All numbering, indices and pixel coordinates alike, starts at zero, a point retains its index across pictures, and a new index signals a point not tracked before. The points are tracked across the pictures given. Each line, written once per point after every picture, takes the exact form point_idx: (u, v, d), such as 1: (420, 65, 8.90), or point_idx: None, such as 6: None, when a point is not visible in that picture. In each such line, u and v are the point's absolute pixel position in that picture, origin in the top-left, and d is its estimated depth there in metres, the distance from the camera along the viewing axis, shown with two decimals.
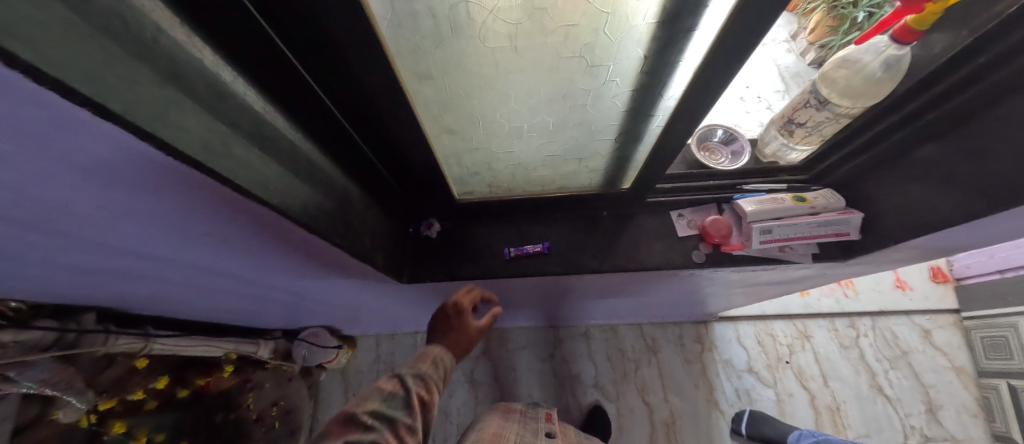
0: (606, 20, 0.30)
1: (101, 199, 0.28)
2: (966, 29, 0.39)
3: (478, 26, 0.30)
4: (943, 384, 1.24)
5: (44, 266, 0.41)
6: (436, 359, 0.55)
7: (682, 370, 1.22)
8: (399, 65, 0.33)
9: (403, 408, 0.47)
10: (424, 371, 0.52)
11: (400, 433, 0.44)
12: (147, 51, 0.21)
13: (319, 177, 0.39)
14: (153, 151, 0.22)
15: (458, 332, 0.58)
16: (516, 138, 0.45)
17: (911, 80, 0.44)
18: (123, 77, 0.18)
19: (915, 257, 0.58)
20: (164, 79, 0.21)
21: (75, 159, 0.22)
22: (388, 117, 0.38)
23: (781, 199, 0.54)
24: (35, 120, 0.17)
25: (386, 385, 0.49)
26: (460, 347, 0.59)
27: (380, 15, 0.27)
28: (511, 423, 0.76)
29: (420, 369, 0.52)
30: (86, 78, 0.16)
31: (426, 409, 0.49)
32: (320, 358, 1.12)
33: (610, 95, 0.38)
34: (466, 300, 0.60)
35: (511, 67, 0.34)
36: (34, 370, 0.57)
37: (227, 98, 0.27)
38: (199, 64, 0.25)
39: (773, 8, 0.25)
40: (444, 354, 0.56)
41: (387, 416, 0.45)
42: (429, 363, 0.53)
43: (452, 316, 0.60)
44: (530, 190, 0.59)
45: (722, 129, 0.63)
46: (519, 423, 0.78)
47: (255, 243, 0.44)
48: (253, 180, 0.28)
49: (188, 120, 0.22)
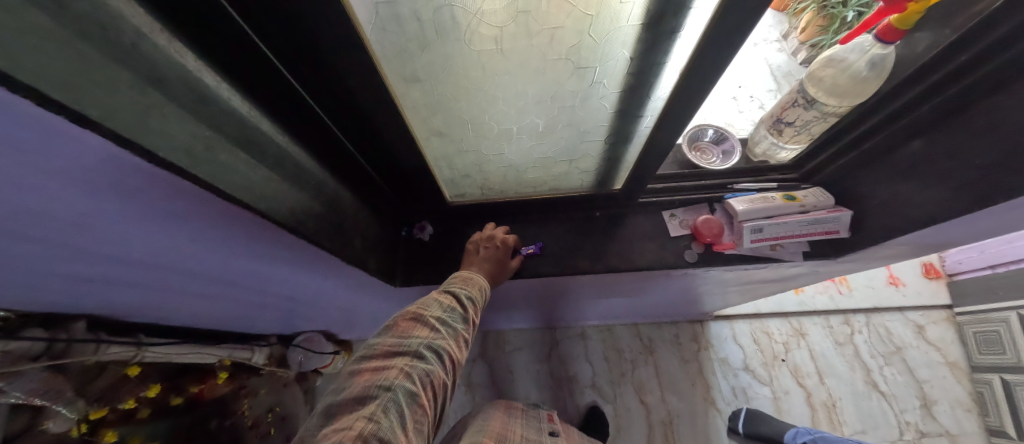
0: (591, 22, 0.30)
1: (86, 207, 0.28)
2: (949, 27, 0.40)
3: (463, 29, 0.30)
4: (937, 379, 1.25)
5: (33, 275, 0.41)
6: (485, 285, 0.52)
7: (679, 369, 1.22)
8: (385, 68, 0.33)
9: (461, 322, 0.48)
10: (477, 295, 0.51)
11: (459, 342, 0.47)
12: (127, 58, 0.20)
13: (308, 182, 0.38)
14: (135, 158, 0.22)
15: (499, 269, 0.55)
16: (506, 140, 0.45)
17: (896, 78, 0.45)
18: (102, 84, 0.18)
19: (905, 253, 0.58)
20: (144, 86, 0.21)
21: (59, 169, 0.22)
22: (376, 119, 0.38)
23: (771, 198, 0.55)
24: (17, 133, 0.17)
25: (443, 297, 0.48)
26: (499, 281, 0.56)
27: (364, 19, 0.27)
28: (514, 419, 0.77)
29: (473, 292, 0.50)
30: (61, 85, 0.16)
31: (474, 326, 0.51)
32: (316, 364, 1.12)
33: (598, 96, 0.39)
34: (506, 242, 0.57)
35: (499, 69, 0.34)
36: (22, 380, 0.57)
37: (211, 104, 0.27)
38: (182, 70, 0.24)
39: (754, 8, 0.25)
40: (488, 281, 0.54)
41: (449, 325, 0.46)
42: (479, 288, 0.51)
43: (490, 256, 0.55)
44: (521, 192, 0.59)
45: (713, 129, 0.64)
46: (523, 419, 0.79)
47: (246, 249, 0.44)
48: (239, 185, 0.28)
49: (170, 126, 0.22)
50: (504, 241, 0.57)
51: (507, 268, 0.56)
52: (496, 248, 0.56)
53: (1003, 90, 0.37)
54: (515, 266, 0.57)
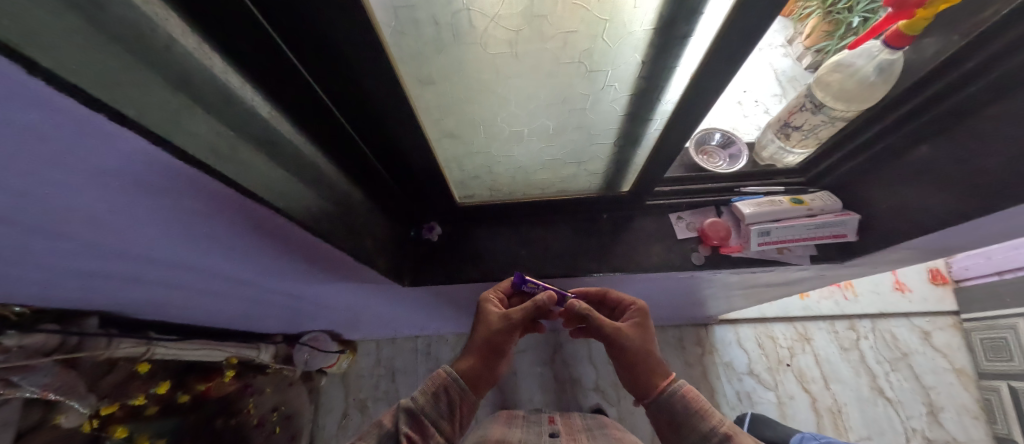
0: (604, 27, 0.30)
1: (112, 202, 0.28)
2: (957, 34, 0.40)
3: (478, 32, 0.31)
4: (944, 385, 1.24)
5: (49, 270, 0.41)
6: (444, 385, 0.50)
7: (683, 373, 1.21)
8: (401, 70, 0.33)
9: None
10: (424, 407, 0.48)
11: None
12: (160, 59, 0.21)
13: (322, 181, 0.39)
14: (166, 157, 0.23)
15: (477, 340, 0.54)
16: (516, 142, 0.46)
17: (904, 84, 0.45)
18: (136, 83, 0.19)
19: (912, 258, 0.58)
20: (174, 87, 0.22)
21: (92, 166, 0.23)
22: (389, 120, 0.39)
23: (779, 201, 0.55)
24: (59, 127, 0.18)
25: (383, 421, 0.48)
26: (489, 362, 0.53)
27: (384, 23, 0.28)
28: (514, 429, 0.76)
29: (418, 403, 0.48)
30: (101, 84, 0.17)
31: None
32: (320, 362, 1.12)
33: (608, 100, 0.39)
34: (487, 305, 0.56)
35: (511, 73, 0.35)
36: (38, 374, 0.58)
37: (235, 104, 0.27)
38: (210, 72, 0.25)
39: (766, 14, 0.25)
40: (465, 371, 0.52)
41: None
42: (432, 391, 0.49)
43: (476, 322, 0.56)
44: (529, 193, 0.59)
45: (720, 132, 0.64)
46: (520, 428, 0.77)
47: (258, 248, 0.44)
48: (260, 183, 0.28)
49: (198, 125, 0.23)
50: (486, 303, 0.57)
51: (488, 328, 0.54)
52: (482, 327, 0.55)
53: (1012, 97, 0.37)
54: (496, 321, 0.54)
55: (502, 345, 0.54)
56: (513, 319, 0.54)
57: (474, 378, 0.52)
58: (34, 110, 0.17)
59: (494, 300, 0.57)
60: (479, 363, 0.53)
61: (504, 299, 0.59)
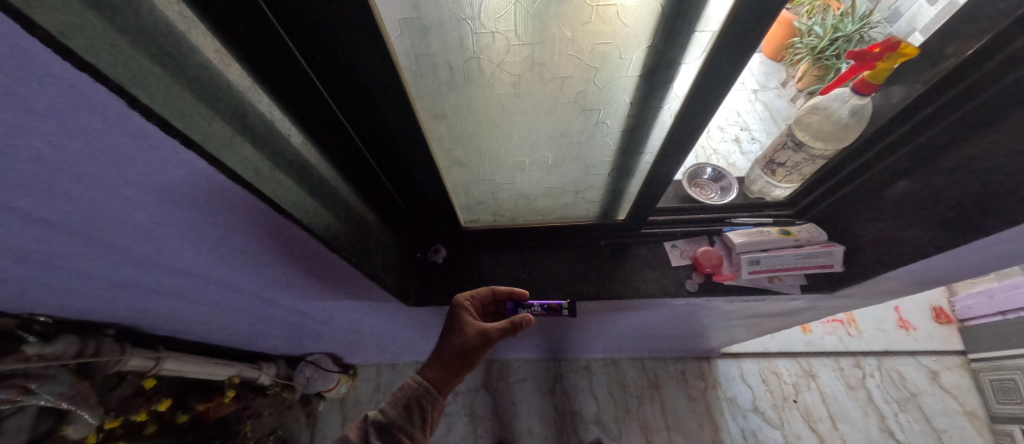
0: (596, 73, 0.35)
1: (156, 218, 0.31)
2: (918, 83, 0.46)
3: (486, 77, 0.35)
4: (955, 429, 1.18)
5: (85, 278, 0.44)
6: (416, 396, 0.50)
7: (684, 407, 1.18)
8: (419, 107, 0.38)
9: None
10: (396, 420, 0.49)
11: None
12: (221, 95, 0.25)
13: (340, 203, 0.42)
14: (218, 178, 0.27)
15: (450, 352, 0.52)
16: (518, 171, 0.50)
17: (873, 127, 0.50)
18: (205, 115, 0.23)
19: (900, 288, 0.60)
20: (229, 119, 0.26)
21: (155, 189, 0.26)
22: (405, 152, 0.43)
23: (767, 232, 0.58)
24: (140, 153, 0.22)
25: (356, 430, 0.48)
26: (461, 371, 0.52)
27: (405, 66, 0.33)
28: None
29: (390, 416, 0.49)
30: (180, 116, 0.21)
31: None
32: (320, 386, 1.10)
33: (602, 134, 0.43)
34: (461, 315, 0.53)
35: (513, 109, 0.39)
36: (52, 383, 0.59)
37: (275, 133, 0.32)
38: (256, 107, 0.30)
39: (732, 64, 0.29)
40: (436, 380, 0.51)
41: None
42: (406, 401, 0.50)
43: (449, 331, 0.53)
44: (531, 219, 0.62)
45: (711, 168, 0.69)
46: None
47: (276, 265, 0.47)
48: (290, 201, 0.32)
49: (246, 151, 0.27)
50: (461, 313, 0.54)
51: (462, 342, 0.51)
52: (454, 337, 0.52)
53: (977, 133, 0.41)
54: (472, 336, 0.51)
55: (476, 357, 0.52)
56: (490, 335, 0.51)
57: (443, 384, 0.52)
58: (129, 139, 0.21)
59: (468, 310, 0.55)
60: (449, 372, 0.52)
61: (479, 305, 0.57)
